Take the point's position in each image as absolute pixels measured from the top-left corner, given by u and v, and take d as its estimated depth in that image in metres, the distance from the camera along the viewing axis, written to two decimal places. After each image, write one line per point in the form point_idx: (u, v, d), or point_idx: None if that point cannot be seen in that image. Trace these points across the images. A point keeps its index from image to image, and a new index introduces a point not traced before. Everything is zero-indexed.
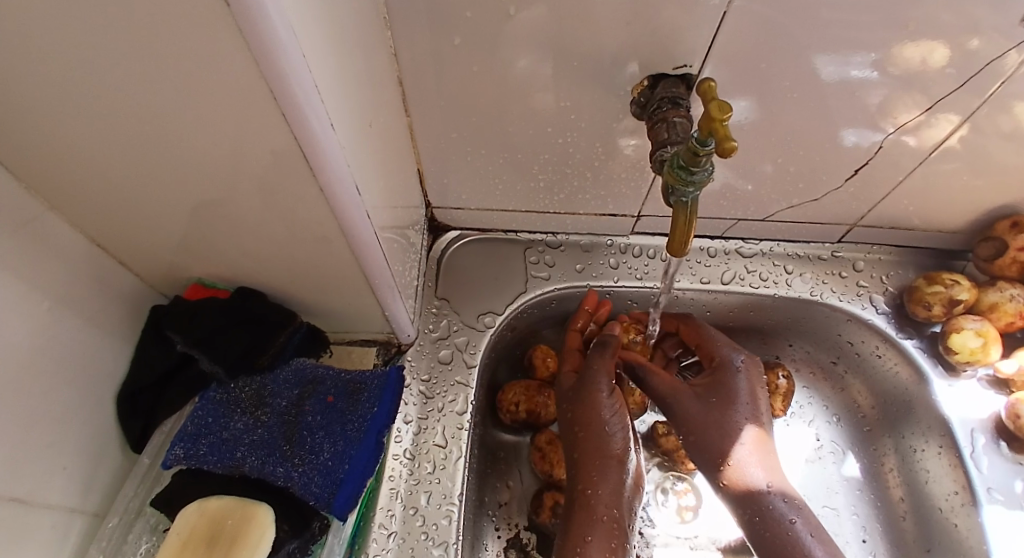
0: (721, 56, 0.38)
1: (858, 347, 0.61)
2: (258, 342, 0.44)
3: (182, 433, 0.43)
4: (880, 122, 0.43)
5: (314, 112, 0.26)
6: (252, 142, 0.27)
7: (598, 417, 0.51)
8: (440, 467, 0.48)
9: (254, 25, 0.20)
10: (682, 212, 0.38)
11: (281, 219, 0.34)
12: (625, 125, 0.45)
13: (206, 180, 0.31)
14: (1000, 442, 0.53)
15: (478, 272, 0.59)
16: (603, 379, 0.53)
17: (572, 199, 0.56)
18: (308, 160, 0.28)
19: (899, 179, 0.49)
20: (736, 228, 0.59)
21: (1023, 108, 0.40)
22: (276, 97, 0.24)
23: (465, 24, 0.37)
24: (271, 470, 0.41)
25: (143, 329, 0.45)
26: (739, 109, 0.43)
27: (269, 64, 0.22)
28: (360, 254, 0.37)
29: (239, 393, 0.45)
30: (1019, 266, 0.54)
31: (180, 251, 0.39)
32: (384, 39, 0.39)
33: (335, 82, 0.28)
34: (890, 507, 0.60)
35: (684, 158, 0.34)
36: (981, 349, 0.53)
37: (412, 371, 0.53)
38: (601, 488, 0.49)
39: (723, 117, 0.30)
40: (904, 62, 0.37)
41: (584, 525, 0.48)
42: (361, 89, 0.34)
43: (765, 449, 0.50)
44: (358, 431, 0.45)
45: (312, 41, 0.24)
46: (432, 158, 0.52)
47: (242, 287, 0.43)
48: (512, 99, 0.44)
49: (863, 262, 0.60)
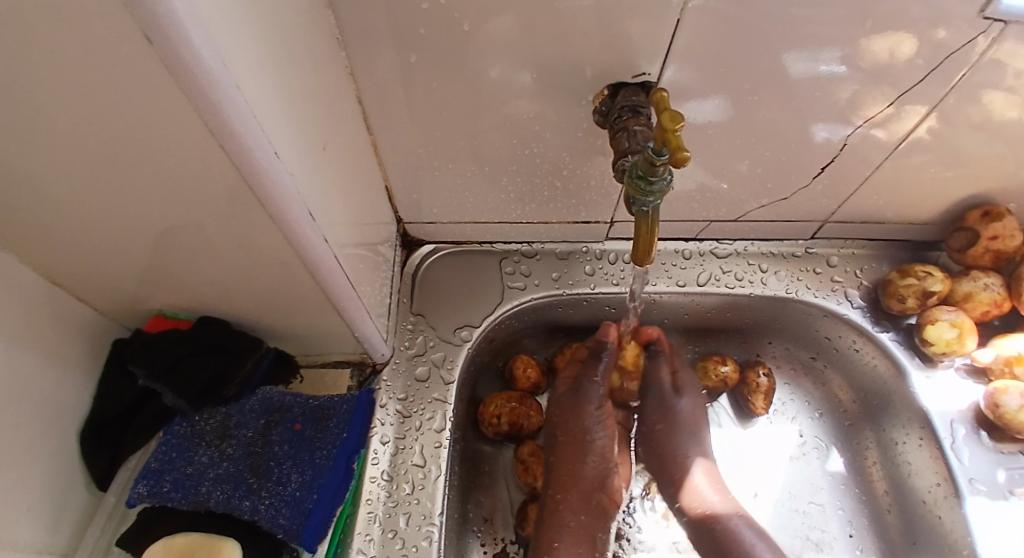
0: (679, 61, 0.38)
1: (836, 342, 0.61)
2: (222, 373, 0.43)
3: (145, 470, 0.42)
4: (849, 116, 0.43)
5: (256, 141, 0.25)
6: (196, 171, 0.26)
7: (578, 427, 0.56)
8: (419, 488, 0.47)
9: (177, 58, 0.19)
10: (644, 221, 0.38)
11: (236, 247, 0.33)
12: (591, 133, 0.45)
13: (154, 211, 0.30)
14: (980, 432, 0.53)
15: (453, 286, 0.59)
16: (594, 392, 0.57)
17: (544, 207, 0.55)
18: (255, 190, 0.28)
19: (868, 173, 0.50)
20: (710, 229, 0.59)
21: (987, 97, 0.40)
22: (211, 127, 0.23)
23: (421, 39, 0.37)
24: (236, 504, 0.41)
25: (104, 364, 0.44)
26: (706, 109, 0.43)
27: (199, 96, 0.21)
28: (321, 278, 0.37)
29: (205, 425, 0.44)
30: (991, 256, 0.54)
31: (139, 284, 0.38)
32: (339, 58, 0.39)
33: (279, 110, 0.28)
34: (875, 500, 0.60)
35: (642, 167, 0.34)
36: (957, 339, 0.53)
37: (387, 390, 0.52)
38: (571, 493, 0.54)
39: (675, 127, 0.30)
40: (869, 55, 0.37)
41: (553, 529, 0.53)
42: (311, 112, 0.33)
43: (720, 481, 0.58)
44: (327, 458, 0.45)
45: (248, 68, 0.24)
46: (400, 174, 0.51)
47: (205, 316, 0.42)
48: (477, 111, 0.43)
49: (837, 257, 0.60)
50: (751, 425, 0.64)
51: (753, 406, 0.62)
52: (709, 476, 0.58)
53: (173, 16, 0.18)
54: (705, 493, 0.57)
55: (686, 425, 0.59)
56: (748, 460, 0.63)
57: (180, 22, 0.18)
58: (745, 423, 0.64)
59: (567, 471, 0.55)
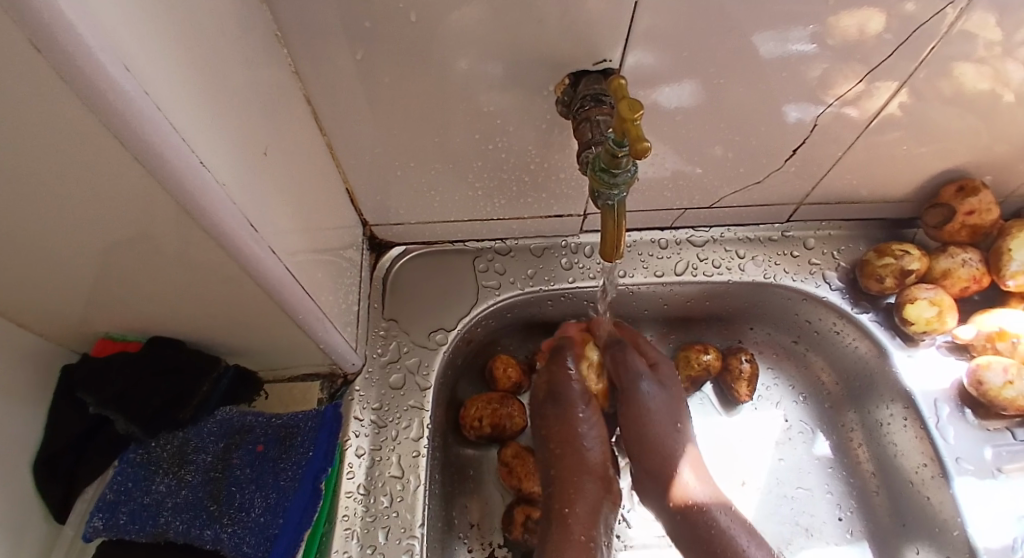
0: (639, 46, 0.36)
1: (817, 325, 0.60)
2: (179, 395, 0.42)
3: (100, 502, 0.40)
4: (819, 96, 0.42)
5: (175, 150, 0.23)
6: (121, 188, 0.24)
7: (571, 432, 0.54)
8: (398, 500, 0.46)
9: (75, 66, 0.17)
10: (610, 216, 0.36)
11: (177, 264, 0.31)
12: (555, 124, 0.43)
13: (78, 233, 0.28)
14: (965, 410, 0.53)
15: (425, 288, 0.57)
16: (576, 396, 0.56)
17: (514, 203, 0.53)
18: (182, 203, 0.26)
19: (841, 153, 0.49)
20: (685, 217, 0.58)
21: (957, 69, 0.39)
22: (121, 138, 0.21)
23: (368, 33, 0.35)
24: (198, 534, 0.40)
25: (54, 392, 0.41)
26: (677, 92, 0.41)
27: (102, 104, 0.19)
28: (274, 290, 0.35)
29: (161, 452, 0.43)
30: (967, 230, 0.54)
31: (82, 309, 0.36)
32: (281, 56, 0.37)
33: (201, 115, 0.26)
34: (863, 482, 0.59)
35: (604, 159, 0.33)
36: (936, 318, 0.52)
37: (361, 400, 0.50)
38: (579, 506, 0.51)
39: (634, 117, 0.28)
40: (838, 32, 0.36)
41: (561, 542, 0.49)
42: (246, 115, 0.31)
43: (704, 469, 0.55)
44: (292, 479, 0.43)
45: (158, 71, 0.22)
46: (361, 175, 0.49)
47: (154, 337, 0.40)
48: (434, 107, 0.41)
49: (814, 239, 0.59)
50: (735, 412, 0.64)
51: (736, 393, 0.61)
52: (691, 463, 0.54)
53: (65, 20, 0.16)
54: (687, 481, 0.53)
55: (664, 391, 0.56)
56: (737, 448, 0.62)
57: (72, 25, 0.16)
58: (729, 411, 0.63)
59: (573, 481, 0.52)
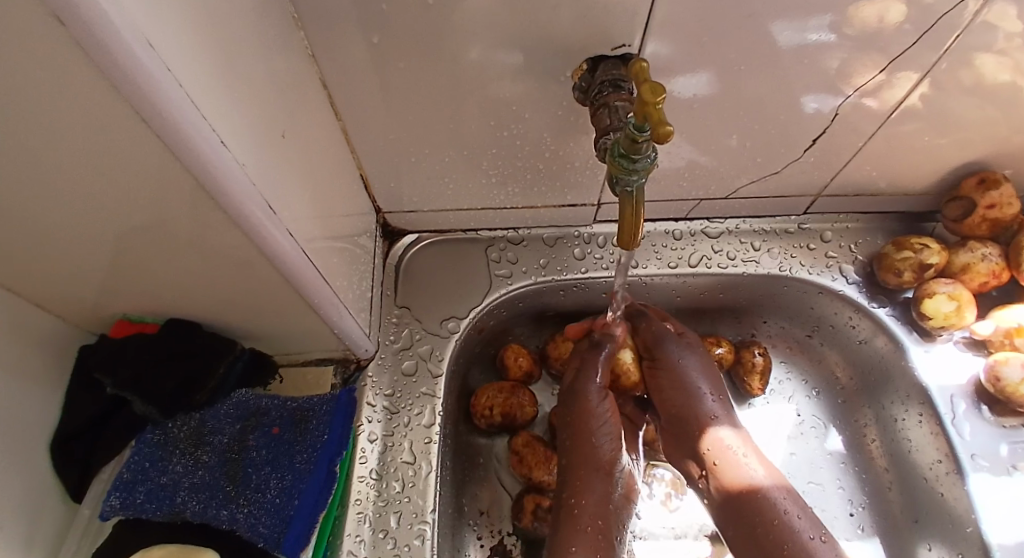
0: (660, 32, 0.36)
1: (832, 319, 0.59)
2: (195, 377, 0.42)
3: (116, 482, 0.41)
4: (839, 86, 0.41)
5: (197, 131, 0.23)
6: (143, 169, 0.24)
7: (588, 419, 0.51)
8: (409, 485, 0.46)
9: (98, 42, 0.17)
10: (628, 204, 0.36)
11: (196, 246, 0.31)
12: (572, 112, 0.43)
13: (100, 214, 0.28)
14: (982, 406, 0.52)
15: (437, 276, 0.57)
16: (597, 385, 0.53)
17: (527, 192, 0.53)
18: (204, 185, 0.26)
19: (860, 145, 0.48)
20: (700, 208, 0.57)
21: (980, 60, 0.38)
22: (144, 116, 0.21)
23: (384, 18, 0.34)
24: (214, 514, 0.40)
25: (73, 373, 0.42)
26: (699, 80, 0.40)
27: (126, 83, 0.19)
28: (291, 274, 0.35)
29: (178, 432, 0.43)
30: (989, 224, 0.53)
31: (101, 291, 0.36)
32: (298, 40, 0.36)
33: (221, 96, 0.26)
34: (876, 477, 0.59)
35: (623, 145, 0.33)
36: (955, 313, 0.52)
37: (374, 386, 0.50)
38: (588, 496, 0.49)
39: (656, 100, 0.28)
40: (859, 21, 0.35)
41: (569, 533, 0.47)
42: (265, 98, 0.31)
43: (753, 449, 0.50)
44: (307, 462, 0.43)
45: (180, 50, 0.22)
46: (375, 163, 0.49)
47: (172, 319, 0.40)
48: (450, 93, 0.41)
49: (830, 232, 0.59)
50: (747, 406, 0.63)
51: (749, 386, 0.61)
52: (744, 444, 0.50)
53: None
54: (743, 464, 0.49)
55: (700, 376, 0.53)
56: None
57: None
58: (742, 404, 0.63)
59: (583, 474, 0.50)
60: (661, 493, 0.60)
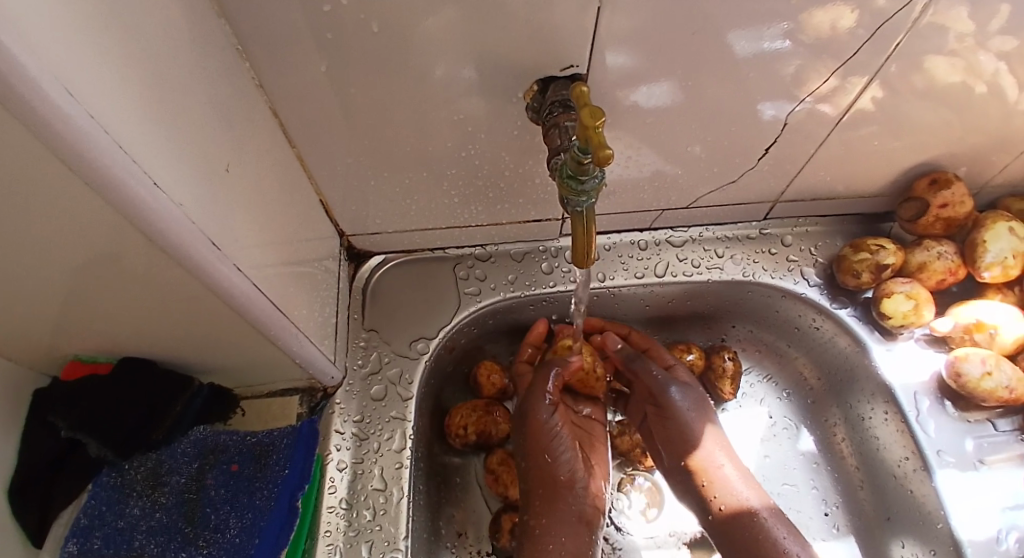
0: (605, 51, 0.36)
1: (797, 321, 0.60)
2: (152, 415, 0.41)
3: (74, 527, 0.39)
4: (794, 91, 0.42)
5: (126, 173, 0.23)
6: (72, 212, 0.24)
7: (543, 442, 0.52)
8: (380, 513, 0.46)
9: (15, 95, 0.17)
10: (579, 222, 0.36)
11: (139, 285, 0.31)
12: (526, 130, 0.43)
13: (34, 259, 0.27)
14: (945, 402, 0.53)
15: (405, 297, 0.57)
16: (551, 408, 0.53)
17: (491, 210, 0.53)
18: (138, 226, 0.25)
19: (814, 150, 0.49)
20: (663, 218, 0.58)
21: (928, 63, 0.39)
22: (71, 165, 0.21)
23: (332, 46, 0.35)
24: (172, 556, 0.39)
25: (26, 419, 0.41)
26: (657, 92, 0.41)
27: (48, 132, 0.19)
28: (243, 307, 0.35)
29: (135, 474, 0.42)
30: (942, 224, 0.54)
31: (51, 333, 0.36)
32: (244, 70, 0.36)
33: (154, 138, 0.25)
34: (847, 476, 0.60)
35: (571, 167, 0.33)
36: (913, 312, 0.53)
37: (342, 413, 0.50)
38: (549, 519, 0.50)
39: (596, 124, 0.29)
40: (811, 27, 0.36)
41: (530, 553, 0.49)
42: (206, 132, 0.31)
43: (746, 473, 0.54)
44: (268, 498, 0.42)
45: (105, 94, 0.21)
46: (334, 187, 0.49)
47: (126, 357, 0.39)
48: (405, 115, 0.41)
49: (791, 236, 0.60)
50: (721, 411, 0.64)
51: (720, 392, 0.61)
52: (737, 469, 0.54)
53: (3, 49, 0.15)
54: (735, 488, 0.52)
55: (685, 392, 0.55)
56: None
57: (13, 55, 0.16)
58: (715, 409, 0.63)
59: (544, 494, 0.51)
60: (638, 503, 0.61)
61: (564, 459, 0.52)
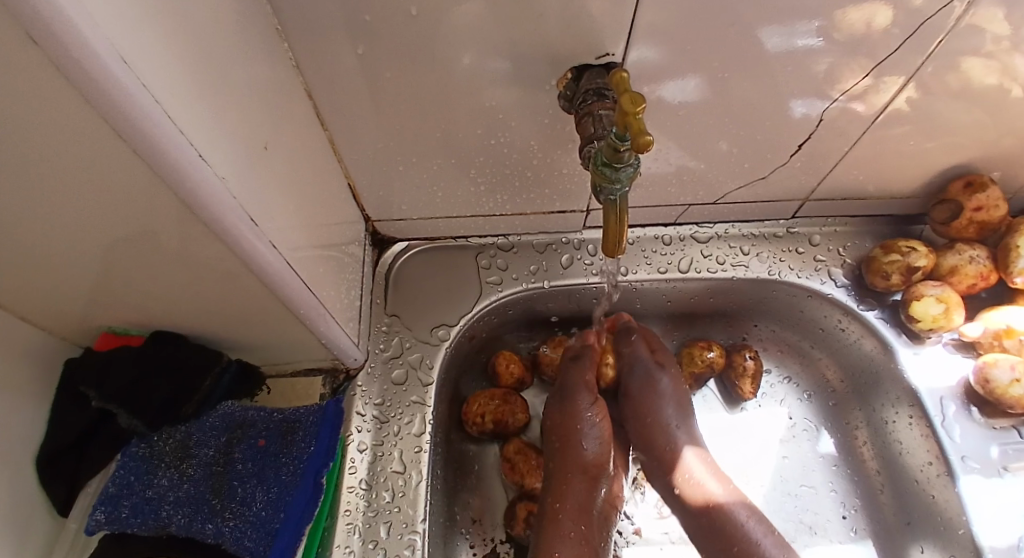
0: (642, 39, 0.36)
1: (823, 322, 0.59)
2: (182, 389, 0.42)
3: (102, 496, 0.41)
4: (826, 90, 0.41)
5: (174, 144, 0.23)
6: (120, 184, 0.24)
7: (575, 430, 0.53)
8: (400, 495, 0.46)
9: (69, 59, 0.17)
10: (612, 211, 0.36)
11: (178, 261, 0.31)
12: (557, 119, 0.43)
13: (80, 230, 0.28)
14: (971, 408, 0.52)
15: (428, 284, 0.57)
16: (584, 395, 0.54)
17: (516, 199, 0.53)
18: (182, 198, 0.26)
19: (846, 149, 0.48)
20: (689, 213, 0.57)
21: (966, 64, 0.39)
22: (121, 133, 0.21)
23: (368, 28, 0.35)
24: (199, 527, 0.40)
25: (57, 388, 0.41)
26: (685, 85, 0.40)
27: (103, 100, 0.19)
28: (276, 285, 0.35)
29: (164, 445, 0.43)
30: (975, 227, 0.53)
31: (86, 305, 0.36)
32: (282, 51, 0.36)
33: (199, 111, 0.25)
34: (868, 480, 0.59)
35: (606, 154, 0.33)
36: (943, 315, 0.52)
37: (363, 396, 0.50)
38: (569, 502, 0.51)
39: (636, 110, 0.28)
40: (845, 26, 0.35)
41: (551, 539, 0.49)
42: (246, 110, 0.31)
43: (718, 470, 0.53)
44: (294, 474, 0.43)
45: (155, 64, 0.22)
46: (362, 171, 0.49)
47: (157, 331, 0.40)
48: (436, 101, 0.41)
49: (819, 236, 0.59)
50: (739, 409, 0.63)
51: (741, 390, 0.61)
52: (702, 467, 0.53)
53: (57, 12, 0.15)
54: (706, 484, 0.52)
55: (667, 398, 0.56)
56: (740, 444, 0.62)
57: (67, 18, 0.16)
58: (733, 407, 0.63)
59: (568, 479, 0.52)
60: (654, 499, 0.60)
61: (594, 447, 0.53)
